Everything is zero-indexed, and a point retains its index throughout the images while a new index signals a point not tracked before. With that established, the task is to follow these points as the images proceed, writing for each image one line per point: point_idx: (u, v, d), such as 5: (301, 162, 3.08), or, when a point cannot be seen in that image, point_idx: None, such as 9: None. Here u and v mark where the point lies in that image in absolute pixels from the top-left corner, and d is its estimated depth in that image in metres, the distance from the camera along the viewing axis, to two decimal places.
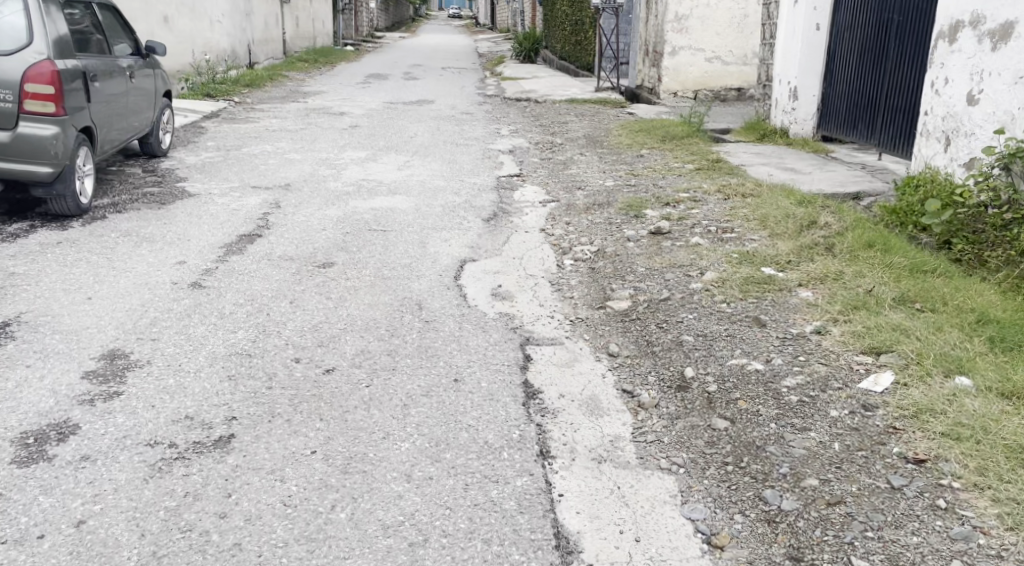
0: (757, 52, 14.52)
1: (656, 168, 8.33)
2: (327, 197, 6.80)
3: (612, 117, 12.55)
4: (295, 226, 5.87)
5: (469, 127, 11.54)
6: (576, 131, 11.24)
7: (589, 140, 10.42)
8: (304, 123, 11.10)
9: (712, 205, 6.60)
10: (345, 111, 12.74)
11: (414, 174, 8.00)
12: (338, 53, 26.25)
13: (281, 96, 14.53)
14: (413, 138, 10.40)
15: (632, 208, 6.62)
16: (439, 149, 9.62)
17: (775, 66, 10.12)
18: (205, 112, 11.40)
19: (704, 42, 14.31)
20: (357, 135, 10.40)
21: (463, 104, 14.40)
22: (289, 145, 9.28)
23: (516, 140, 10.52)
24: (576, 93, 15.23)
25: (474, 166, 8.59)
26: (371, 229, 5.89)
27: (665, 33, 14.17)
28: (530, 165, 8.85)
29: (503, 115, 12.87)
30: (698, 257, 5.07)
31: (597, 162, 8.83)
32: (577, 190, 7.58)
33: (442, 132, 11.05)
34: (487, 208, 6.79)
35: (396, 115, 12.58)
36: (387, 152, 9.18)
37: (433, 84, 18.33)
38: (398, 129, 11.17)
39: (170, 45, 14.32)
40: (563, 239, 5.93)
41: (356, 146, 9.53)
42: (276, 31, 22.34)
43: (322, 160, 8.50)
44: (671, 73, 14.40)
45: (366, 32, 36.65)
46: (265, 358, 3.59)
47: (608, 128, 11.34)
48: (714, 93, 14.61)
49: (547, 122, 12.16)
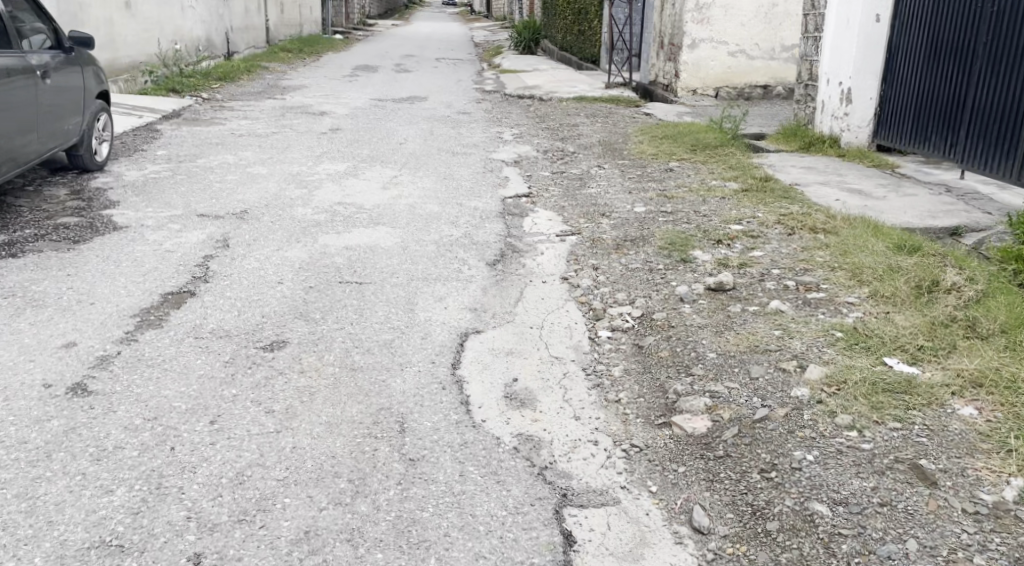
0: (785, 46, 13.16)
1: (694, 189, 6.96)
2: (291, 231, 5.43)
3: (628, 118, 11.18)
4: (244, 278, 4.50)
5: (467, 131, 10.16)
6: (588, 138, 9.86)
7: (606, 150, 9.04)
8: (279, 126, 9.73)
9: (777, 245, 5.22)
10: (326, 111, 11.35)
11: (402, 196, 6.65)
12: (326, 42, 24.82)
13: (257, 91, 13.13)
14: (403, 144, 9.03)
15: (676, 248, 5.23)
16: (433, 160, 8.25)
17: (824, 63, 8.77)
18: (164, 113, 10.01)
19: (727, 35, 12.94)
20: (337, 141, 9.04)
21: (460, 102, 13.03)
22: (255, 155, 7.91)
23: (521, 148, 9.16)
24: (585, 90, 13.83)
25: (474, 184, 7.24)
26: (342, 283, 4.54)
27: (684, 23, 12.80)
28: (537, 182, 7.50)
29: (504, 116, 11.50)
30: (786, 336, 3.69)
31: (620, 181, 7.47)
32: (599, 218, 6.25)
33: (435, 136, 9.68)
34: (491, 244, 5.46)
35: (385, 116, 11.19)
36: (371, 164, 7.83)
37: (427, 78, 16.92)
38: (386, 133, 9.79)
39: (134, 34, 12.92)
40: (592, 295, 4.59)
41: (333, 156, 8.13)
42: (258, 19, 20.92)
43: (292, 176, 7.13)
44: (691, 68, 13.02)
45: (356, 18, 35.13)
46: (145, 560, 2.30)
47: (625, 134, 9.96)
48: (737, 90, 13.25)
49: (554, 125, 10.78)
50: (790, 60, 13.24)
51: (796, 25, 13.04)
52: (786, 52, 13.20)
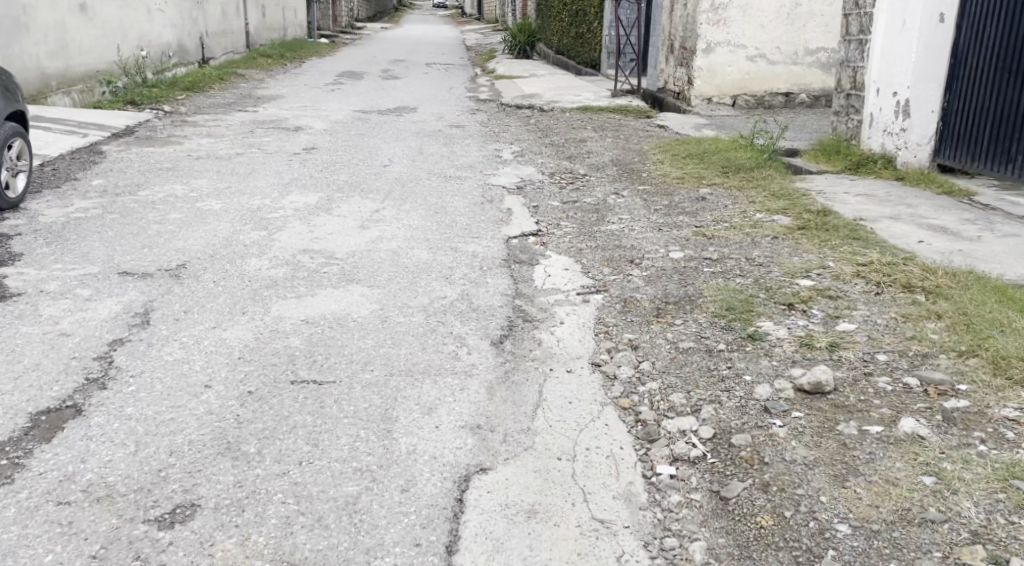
0: (810, 49, 11.95)
1: (736, 225, 5.78)
2: (238, 297, 4.22)
3: (641, 132, 10.00)
4: (158, 380, 3.26)
5: (462, 149, 8.98)
6: (599, 157, 8.67)
7: (622, 172, 7.85)
8: (246, 145, 8.55)
9: (869, 312, 4.02)
10: (302, 125, 10.15)
11: (383, 239, 5.47)
12: (311, 47, 23.62)
13: (227, 102, 11.91)
14: (386, 167, 7.83)
15: (737, 316, 4.03)
16: (421, 188, 7.05)
17: (872, 71, 7.49)
18: (114, 132, 8.81)
19: (746, 38, 11.75)
20: (311, 163, 7.85)
21: (452, 113, 11.85)
22: (210, 184, 6.71)
23: (524, 171, 7.97)
24: (589, 99, 12.64)
25: (470, 220, 6.06)
26: (293, 383, 3.31)
27: (699, 25, 11.61)
28: (546, 216, 6.32)
29: (502, 130, 10.32)
30: (945, 489, 2.55)
31: (643, 213, 6.28)
32: (626, 266, 5.06)
33: (424, 156, 8.49)
34: (494, 311, 4.26)
35: (369, 131, 10.02)
36: (347, 193, 6.65)
37: (417, 85, 15.71)
38: (367, 152, 8.61)
39: (90, 39, 11.70)
40: (637, 394, 3.37)
41: (304, 183, 6.93)
42: (236, 23, 19.71)
43: (251, 212, 5.94)
44: (705, 74, 11.83)
45: (344, 21, 33.98)
46: None
47: (640, 151, 8.77)
48: (757, 99, 12.08)
49: (558, 141, 9.61)
50: (815, 65, 12.05)
51: (821, 27, 11.84)
52: (810, 56, 12.00)
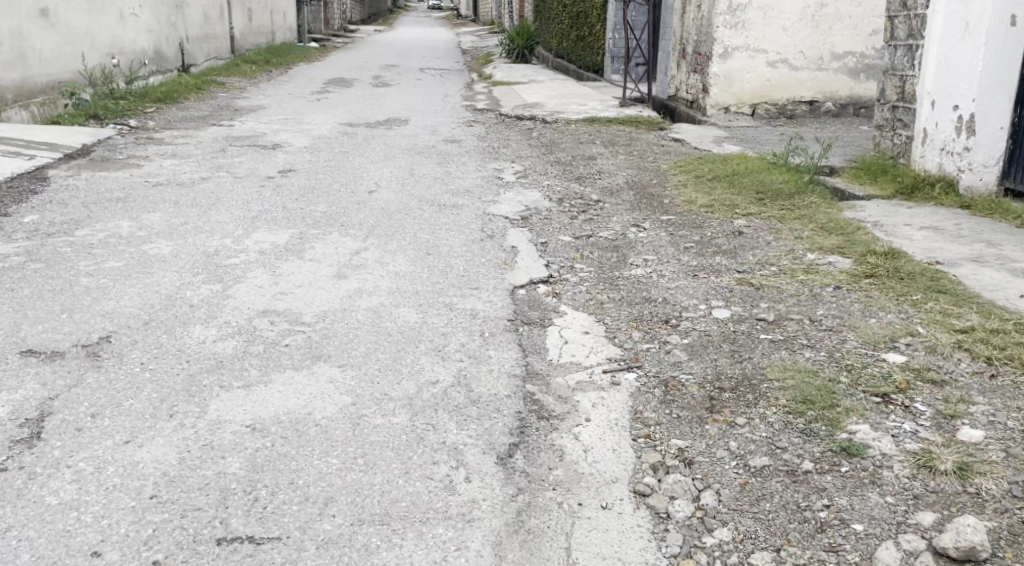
0: (836, 54, 11.07)
1: (785, 270, 4.87)
2: (166, 392, 3.24)
3: (656, 148, 9.11)
4: (29, 545, 2.47)
5: (458, 170, 8.09)
6: (612, 179, 7.75)
7: (640, 198, 6.92)
8: (214, 167, 7.62)
9: (992, 408, 3.10)
10: (281, 142, 9.22)
11: (362, 293, 4.54)
12: (300, 51, 22.68)
13: (202, 115, 10.96)
14: (372, 194, 6.91)
15: (819, 415, 3.07)
16: (410, 220, 6.12)
17: (928, 81, 6.59)
18: (67, 154, 7.85)
19: (766, 43, 10.92)
20: (286, 189, 6.92)
21: (447, 126, 10.94)
22: (163, 219, 5.78)
23: (529, 197, 7.08)
24: (596, 108, 11.73)
25: (467, 265, 5.13)
26: (220, 544, 2.50)
27: (715, 29, 10.80)
28: (558, 258, 5.40)
29: (503, 146, 9.43)
30: None
31: (672, 253, 5.35)
32: (661, 329, 4.11)
33: (416, 179, 7.58)
34: (501, 401, 3.32)
35: (356, 149, 9.09)
36: (324, 230, 5.73)
37: (410, 94, 14.82)
38: (352, 175, 7.69)
39: (53, 48, 10.76)
40: (706, 550, 2.56)
41: (276, 217, 5.99)
42: (218, 27, 18.72)
43: (206, 257, 5.00)
44: (722, 82, 11.02)
45: (336, 24, 33.11)
46: None
47: (658, 171, 7.85)
48: (778, 108, 11.27)
49: (565, 159, 8.70)
50: (841, 71, 11.15)
51: (848, 30, 10.95)
52: (836, 62, 11.11)
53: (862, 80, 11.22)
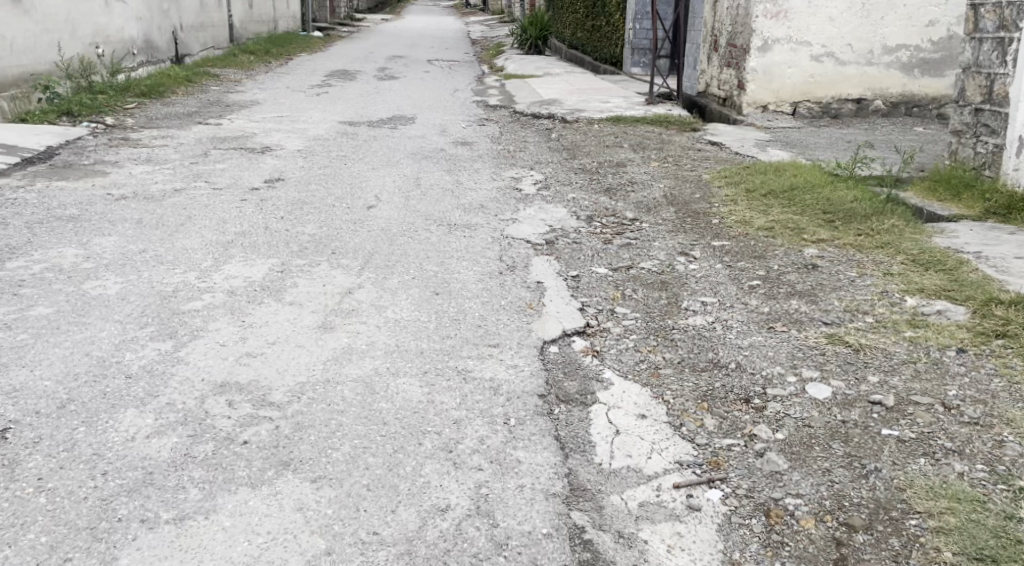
0: (887, 47, 10.10)
1: (884, 320, 3.92)
2: (59, 535, 2.41)
3: (692, 154, 8.15)
4: None
5: (470, 180, 7.14)
6: (646, 193, 6.77)
7: (684, 219, 5.94)
8: (191, 176, 6.65)
9: None
10: (271, 145, 8.25)
11: (352, 354, 3.56)
12: (301, 41, 21.66)
13: (188, 112, 10.00)
14: (370, 211, 5.96)
15: None
16: (415, 250, 5.14)
17: None
18: (24, 159, 6.88)
19: (811, 34, 9.99)
20: (272, 204, 5.97)
21: (456, 126, 9.98)
22: (117, 244, 4.82)
23: (553, 216, 6.13)
24: (621, 106, 10.73)
25: (484, 310, 4.15)
26: None
27: (754, 19, 9.85)
28: (596, 300, 4.44)
29: (520, 152, 8.48)
30: None
31: (735, 295, 4.37)
32: (741, 414, 3.12)
33: (421, 192, 6.63)
34: (539, 546, 2.46)
35: (356, 153, 8.13)
36: (312, 260, 4.78)
37: (417, 88, 13.85)
38: (348, 185, 6.72)
39: (27, 37, 9.79)
40: None
41: (255, 243, 5.02)
42: (214, 14, 17.70)
43: (163, 299, 4.03)
44: (761, 77, 10.10)
45: (342, 13, 32.14)
46: None
47: (699, 184, 6.88)
48: (822, 107, 10.31)
49: (590, 168, 7.73)
50: (893, 65, 10.17)
51: (902, 20, 9.99)
52: (888, 56, 10.13)
53: (916, 76, 10.23)
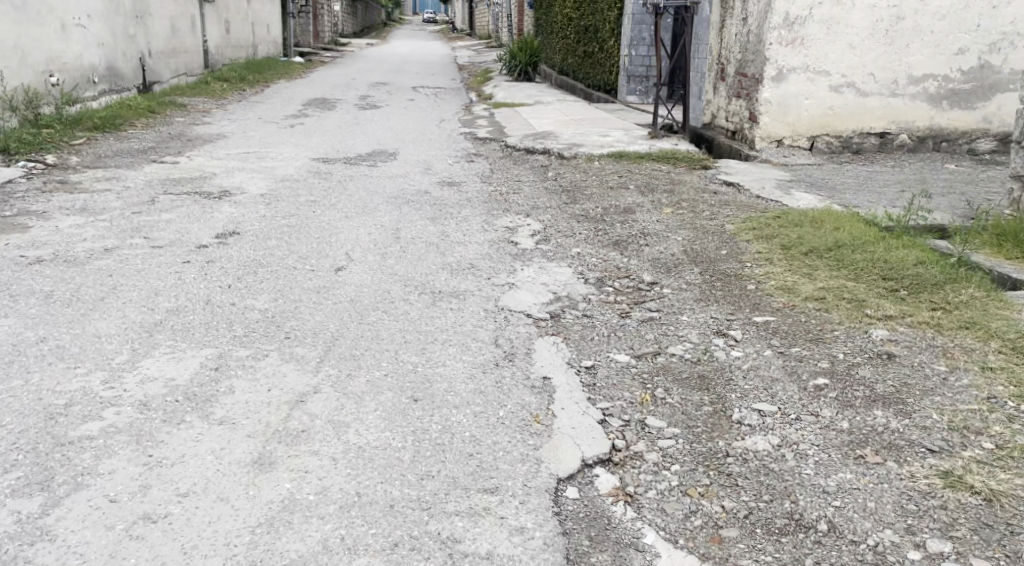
0: (913, 77, 9.25)
1: (1005, 448, 2.98)
2: None
3: (707, 197, 7.23)
4: None
5: (457, 231, 6.19)
6: (662, 247, 5.83)
7: (714, 284, 4.99)
8: (130, 230, 5.69)
9: None
10: (231, 188, 7.29)
11: (293, 515, 2.66)
12: (280, 67, 20.72)
13: (142, 148, 9.02)
14: (337, 276, 5.00)
15: None
16: (391, 331, 4.15)
17: None
18: None
19: (830, 63, 9.13)
20: (219, 268, 5.00)
21: (442, 163, 9.05)
22: (12, 331, 3.85)
23: (555, 279, 5.18)
24: (622, 140, 9.82)
25: (477, 428, 3.16)
26: None
27: (768, 46, 8.99)
28: (621, 405, 3.47)
29: (514, 196, 7.56)
30: None
31: (799, 401, 3.40)
32: None
33: (399, 248, 5.67)
34: None
35: (328, 197, 7.18)
36: (258, 351, 3.81)
37: (400, 118, 12.91)
38: (316, 239, 5.76)
39: None
40: None
41: (188, 328, 4.03)
42: (187, 38, 16.73)
43: (50, 421, 3.06)
44: (776, 110, 9.22)
45: (326, 37, 31.35)
46: None
47: (723, 236, 5.94)
48: (842, 142, 9.44)
49: (594, 215, 6.80)
50: (919, 97, 9.32)
51: (928, 48, 9.14)
52: (914, 86, 9.28)
53: (944, 108, 9.38)
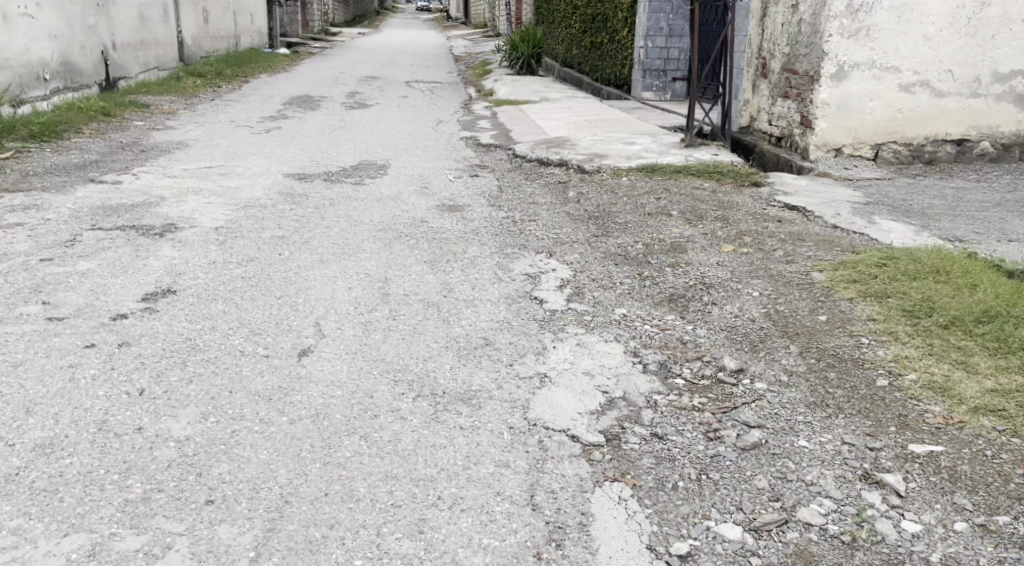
0: (998, 73, 7.83)
1: None
2: None
3: (772, 228, 5.83)
4: None
5: (461, 285, 4.80)
6: (735, 310, 4.40)
7: (827, 377, 3.54)
8: (25, 292, 4.30)
9: None
10: (177, 219, 5.88)
11: None
12: (263, 60, 19.18)
13: (81, 163, 7.58)
14: (295, 368, 3.60)
15: None
16: (368, 486, 2.76)
17: None
18: None
19: (900, 57, 7.68)
20: (132, 358, 3.60)
21: (441, 179, 7.63)
22: None
23: (598, 362, 3.79)
24: (652, 149, 8.38)
25: None
26: None
27: (827, 38, 7.55)
28: None
29: (529, 225, 6.15)
30: None
31: None
32: None
33: (384, 315, 4.27)
34: None
35: (300, 231, 5.76)
36: (156, 541, 2.51)
37: (392, 120, 11.44)
38: (275, 302, 4.37)
39: None
40: None
41: (55, 489, 2.68)
42: (156, 28, 15.18)
43: None
44: (836, 114, 7.78)
45: (316, 26, 29.82)
46: None
47: (813, 289, 4.53)
48: (914, 149, 8.01)
49: (635, 257, 5.38)
50: (1004, 97, 7.91)
51: (1017, 39, 7.73)
52: (999, 84, 7.87)
53: None
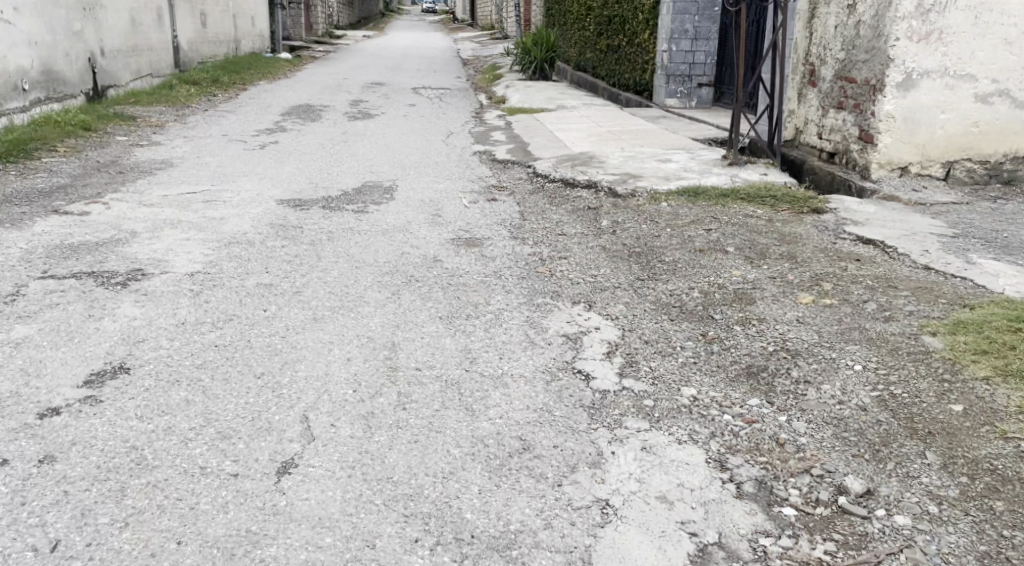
0: None
1: None
2: None
3: (853, 270, 4.89)
4: None
5: (485, 354, 3.86)
6: (836, 391, 3.43)
7: (994, 511, 2.71)
8: None
9: None
10: (146, 261, 4.95)
11: None
12: (263, 65, 18.23)
13: (47, 188, 6.66)
14: (271, 516, 2.68)
15: None
16: None
17: None
18: None
19: (977, 64, 6.73)
20: (52, 493, 2.69)
21: (455, 204, 6.70)
22: None
23: (676, 480, 2.86)
24: (691, 168, 7.44)
25: None
26: None
27: (893, 43, 6.60)
28: None
29: (562, 265, 5.22)
30: None
31: None
32: None
33: (389, 404, 3.32)
34: None
35: (291, 276, 4.84)
36: None
37: (399, 131, 10.50)
38: (252, 384, 3.44)
39: None
40: None
41: None
42: (149, 31, 14.23)
43: None
44: (902, 128, 6.82)
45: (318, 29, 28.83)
46: None
47: (931, 361, 3.59)
48: (991, 167, 7.05)
49: (694, 310, 4.44)
50: None
51: None
52: None
53: None
